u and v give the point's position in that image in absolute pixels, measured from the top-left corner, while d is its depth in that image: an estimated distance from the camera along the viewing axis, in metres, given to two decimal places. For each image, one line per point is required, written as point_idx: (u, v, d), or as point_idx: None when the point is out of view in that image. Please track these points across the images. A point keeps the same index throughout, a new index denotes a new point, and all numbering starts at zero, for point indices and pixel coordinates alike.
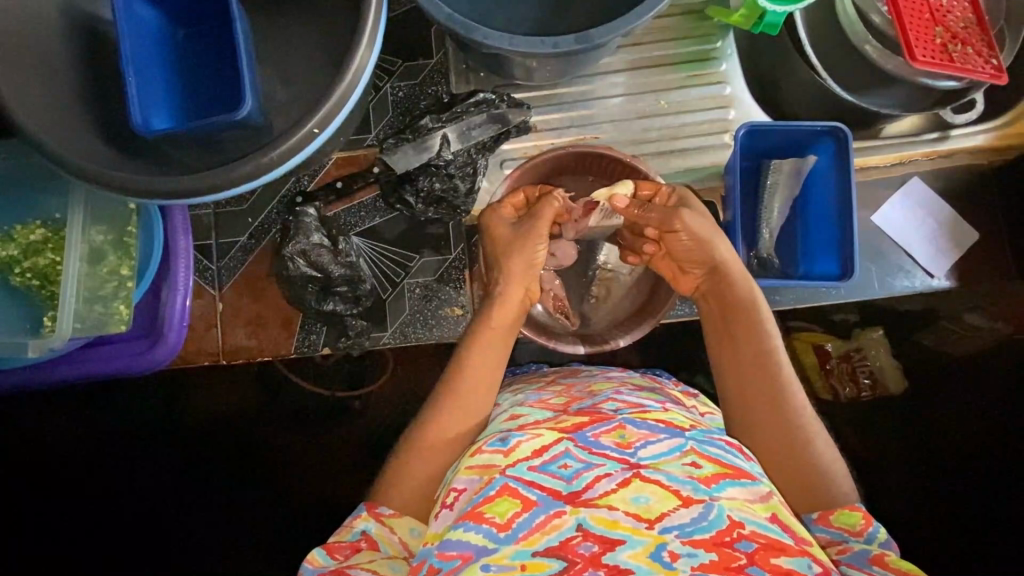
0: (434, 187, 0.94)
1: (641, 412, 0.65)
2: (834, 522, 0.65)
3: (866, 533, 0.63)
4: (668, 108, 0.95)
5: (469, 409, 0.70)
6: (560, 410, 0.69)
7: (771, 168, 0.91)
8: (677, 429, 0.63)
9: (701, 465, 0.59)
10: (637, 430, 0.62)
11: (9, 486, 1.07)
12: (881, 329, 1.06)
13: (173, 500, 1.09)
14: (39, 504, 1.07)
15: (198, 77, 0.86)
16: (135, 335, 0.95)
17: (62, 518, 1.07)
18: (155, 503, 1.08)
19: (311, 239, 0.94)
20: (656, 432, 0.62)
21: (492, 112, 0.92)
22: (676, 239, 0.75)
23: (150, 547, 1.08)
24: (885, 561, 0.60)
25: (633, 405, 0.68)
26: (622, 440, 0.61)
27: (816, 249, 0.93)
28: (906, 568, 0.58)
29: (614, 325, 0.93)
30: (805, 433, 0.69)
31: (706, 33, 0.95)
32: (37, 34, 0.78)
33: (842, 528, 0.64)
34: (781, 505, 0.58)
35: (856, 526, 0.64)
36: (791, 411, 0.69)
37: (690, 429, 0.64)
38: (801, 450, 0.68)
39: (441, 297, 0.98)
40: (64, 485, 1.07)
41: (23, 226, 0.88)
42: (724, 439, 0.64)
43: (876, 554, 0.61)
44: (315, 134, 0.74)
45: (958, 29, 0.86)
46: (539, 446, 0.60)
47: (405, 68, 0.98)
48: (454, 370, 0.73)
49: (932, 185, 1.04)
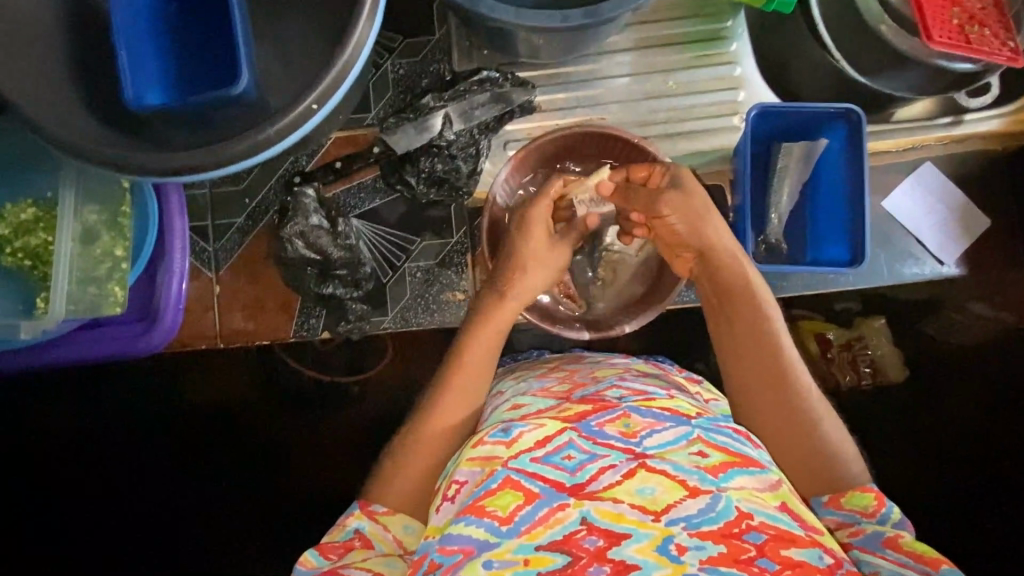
0: (435, 168, 0.91)
1: (647, 399, 0.63)
2: (844, 505, 0.64)
3: (879, 514, 0.63)
4: (676, 88, 0.93)
5: (468, 390, 0.71)
6: (563, 398, 0.67)
7: (782, 150, 0.89)
8: (683, 417, 0.61)
9: (709, 454, 0.57)
10: (642, 418, 0.60)
11: (9, 487, 1.06)
12: (882, 317, 1.05)
13: (174, 494, 1.08)
14: (40, 504, 1.06)
15: (192, 51, 0.82)
16: (130, 317, 0.93)
17: (62, 518, 1.06)
18: (155, 504, 1.08)
19: (309, 220, 0.91)
20: (662, 420, 0.59)
21: (496, 91, 0.90)
22: (665, 224, 0.74)
23: (153, 542, 1.08)
24: (899, 544, 0.61)
25: (637, 392, 0.67)
26: (627, 429, 0.59)
27: (826, 234, 0.91)
28: (920, 551, 0.58)
29: (623, 310, 0.92)
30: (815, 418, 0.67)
31: (715, 12, 0.93)
32: (24, 18, 0.76)
33: (855, 510, 0.64)
34: (792, 494, 0.57)
35: (869, 507, 0.64)
36: (792, 395, 0.67)
37: (696, 417, 0.62)
38: (811, 437, 0.67)
39: (443, 282, 0.96)
40: (64, 485, 1.06)
41: (13, 205, 0.86)
42: (731, 427, 0.62)
43: (889, 537, 0.61)
44: (314, 110, 0.72)
45: (975, 10, 0.84)
46: (541, 437, 0.58)
47: (406, 45, 0.95)
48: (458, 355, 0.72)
49: (944, 171, 1.00)
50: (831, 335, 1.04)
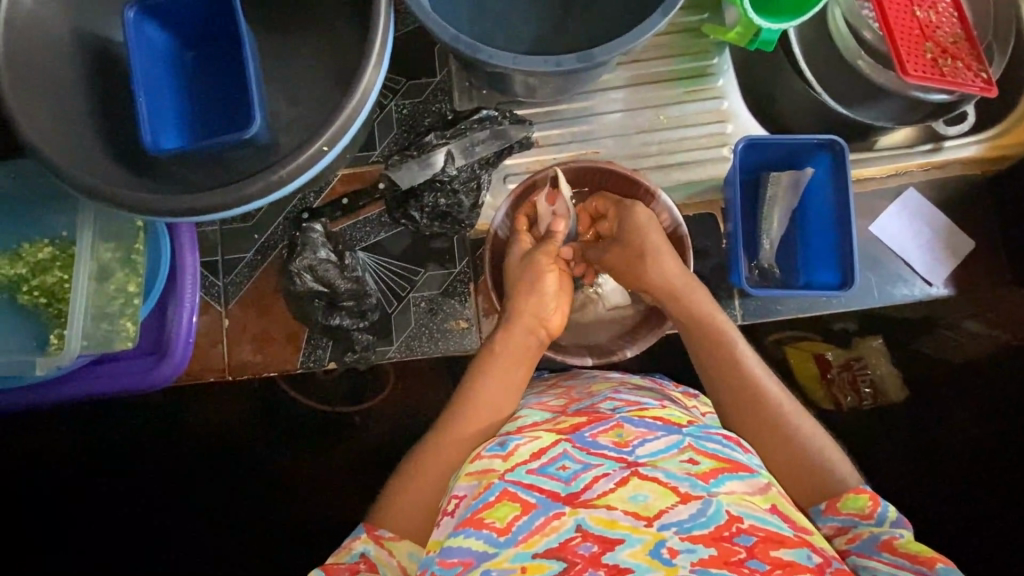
0: (438, 203, 0.95)
1: (639, 410, 0.66)
2: (841, 509, 0.65)
3: (876, 515, 0.63)
4: (667, 123, 0.97)
5: (488, 412, 0.73)
6: (559, 411, 0.70)
7: (771, 179, 0.93)
8: (675, 426, 0.63)
9: (700, 461, 0.59)
10: (634, 429, 0.62)
11: (25, 495, 1.10)
12: (880, 337, 1.08)
13: (176, 498, 1.12)
14: (55, 512, 1.11)
15: (206, 93, 0.87)
16: (140, 351, 0.95)
17: (76, 525, 1.11)
18: (167, 512, 1.12)
19: (318, 254, 0.93)
20: (653, 429, 0.62)
21: (495, 129, 0.95)
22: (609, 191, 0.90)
23: (158, 555, 1.12)
24: (895, 546, 0.60)
25: (630, 403, 0.69)
26: (619, 439, 0.61)
27: (815, 258, 0.94)
28: (915, 552, 0.59)
29: (621, 335, 0.95)
30: (800, 431, 0.70)
31: (702, 50, 0.98)
32: (50, 54, 0.80)
33: (851, 514, 0.64)
34: (781, 496, 0.59)
35: (865, 509, 0.64)
36: (765, 394, 0.73)
37: (687, 425, 0.64)
38: (803, 450, 0.69)
39: (446, 311, 0.99)
40: (77, 495, 1.11)
41: (31, 245, 0.89)
42: (723, 434, 0.64)
43: (884, 539, 0.61)
44: (324, 152, 0.76)
45: (948, 44, 0.89)
46: (537, 449, 0.61)
47: (409, 86, 0.99)
48: (470, 387, 0.76)
49: (927, 195, 1.04)
50: (830, 354, 1.08)
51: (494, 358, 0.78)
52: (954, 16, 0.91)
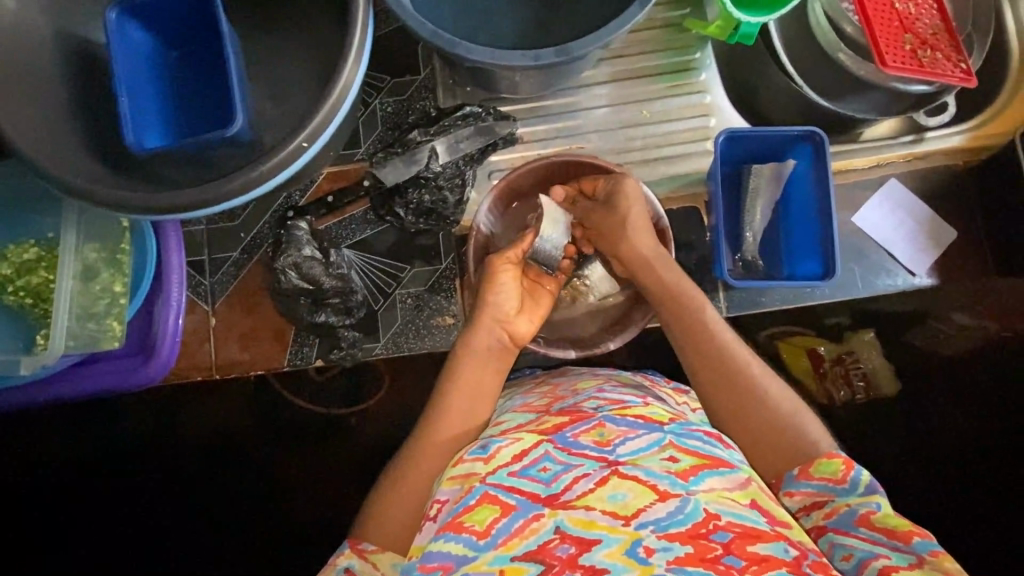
0: (422, 199, 0.96)
1: (622, 408, 0.67)
2: (815, 474, 0.65)
3: (849, 479, 0.64)
4: (650, 117, 0.98)
5: (465, 415, 0.74)
6: (542, 411, 0.70)
7: (752, 172, 0.93)
8: (656, 424, 0.64)
9: (679, 459, 0.59)
10: (615, 428, 0.63)
11: (17, 500, 1.10)
12: (871, 331, 1.09)
13: (170, 501, 1.12)
14: (47, 516, 1.10)
15: (191, 93, 0.87)
16: (127, 352, 0.95)
17: (67, 530, 1.11)
18: (159, 515, 1.12)
19: (302, 252, 0.94)
20: (635, 428, 0.62)
21: (479, 125, 0.96)
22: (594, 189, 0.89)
23: (156, 556, 1.12)
24: (871, 521, 0.61)
25: (613, 401, 0.69)
26: (601, 439, 0.62)
27: (799, 252, 0.95)
28: (891, 527, 0.59)
29: (603, 329, 0.95)
30: (775, 403, 0.71)
31: (684, 45, 0.98)
32: (33, 56, 0.80)
33: (825, 479, 0.65)
34: (762, 492, 0.59)
35: (838, 473, 0.64)
36: (739, 367, 0.73)
37: (669, 423, 0.65)
38: (778, 419, 0.70)
39: (433, 307, 0.99)
40: (69, 499, 1.10)
41: (17, 246, 0.89)
42: (703, 431, 0.64)
43: (861, 512, 0.62)
44: (304, 148, 0.76)
45: (927, 35, 0.90)
46: (519, 451, 0.61)
47: (394, 84, 1.00)
48: (449, 375, 0.77)
49: (910, 185, 1.04)
50: (822, 349, 1.08)
51: (460, 365, 0.78)
52: (933, 8, 0.91)
